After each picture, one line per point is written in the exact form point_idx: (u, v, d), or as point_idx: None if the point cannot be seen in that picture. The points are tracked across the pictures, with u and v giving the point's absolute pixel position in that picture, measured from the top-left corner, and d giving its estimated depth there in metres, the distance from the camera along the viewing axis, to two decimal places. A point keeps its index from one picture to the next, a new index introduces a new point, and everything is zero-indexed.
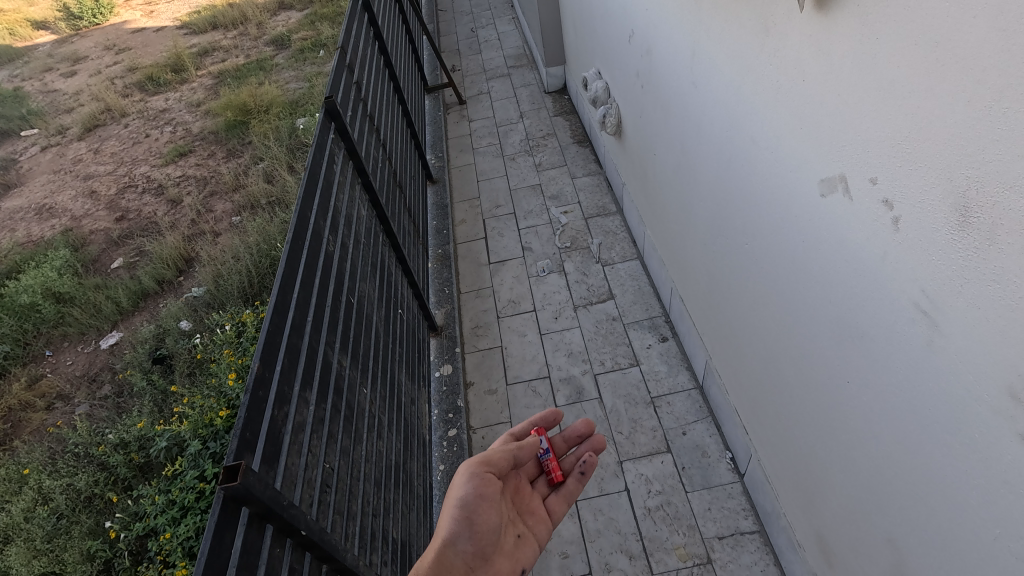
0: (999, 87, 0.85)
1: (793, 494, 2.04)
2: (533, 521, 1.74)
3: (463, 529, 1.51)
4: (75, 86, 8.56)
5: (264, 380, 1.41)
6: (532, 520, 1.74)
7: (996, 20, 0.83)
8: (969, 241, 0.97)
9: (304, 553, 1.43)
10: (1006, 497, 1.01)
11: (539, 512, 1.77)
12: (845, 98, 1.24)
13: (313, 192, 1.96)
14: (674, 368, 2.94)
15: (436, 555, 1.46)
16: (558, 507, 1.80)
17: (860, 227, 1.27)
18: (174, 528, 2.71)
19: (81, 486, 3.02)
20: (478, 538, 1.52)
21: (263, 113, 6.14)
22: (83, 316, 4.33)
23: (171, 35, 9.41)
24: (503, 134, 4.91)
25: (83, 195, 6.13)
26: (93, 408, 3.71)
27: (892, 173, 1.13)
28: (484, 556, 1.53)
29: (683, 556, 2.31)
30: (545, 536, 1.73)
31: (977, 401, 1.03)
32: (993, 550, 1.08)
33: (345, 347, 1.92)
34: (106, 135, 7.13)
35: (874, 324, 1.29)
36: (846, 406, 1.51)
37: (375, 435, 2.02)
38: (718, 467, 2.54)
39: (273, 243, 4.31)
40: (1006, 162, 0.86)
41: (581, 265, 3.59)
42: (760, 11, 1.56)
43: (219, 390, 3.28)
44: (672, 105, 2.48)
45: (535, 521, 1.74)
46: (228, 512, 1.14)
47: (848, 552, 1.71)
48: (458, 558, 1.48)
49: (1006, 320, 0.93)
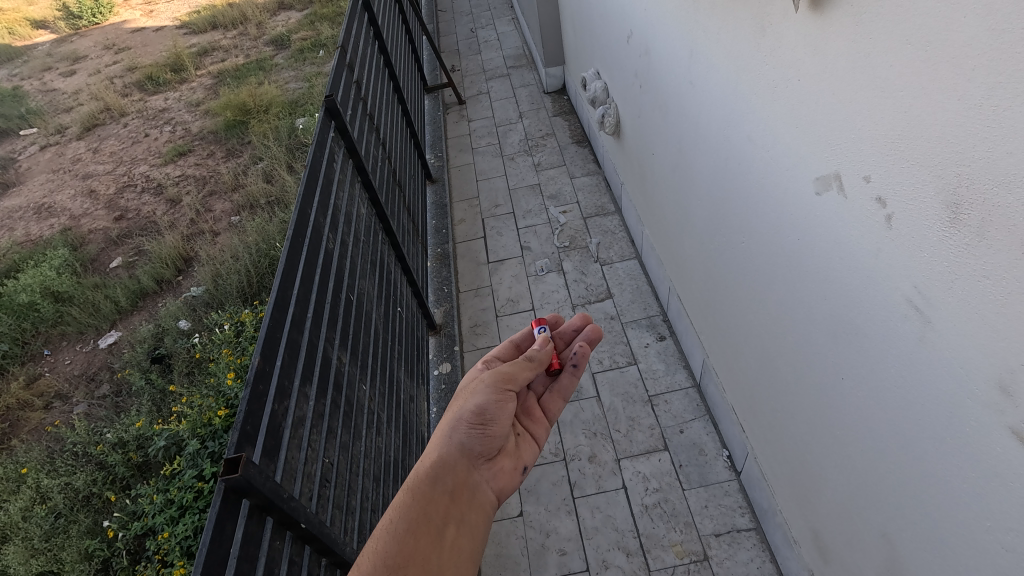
0: (987, 86, 0.87)
1: (789, 490, 2.05)
2: (530, 425, 1.55)
3: (475, 426, 1.28)
4: (74, 85, 8.57)
5: (265, 375, 1.43)
6: (530, 424, 1.55)
7: (986, 19, 0.85)
8: (960, 237, 0.98)
9: (303, 546, 1.45)
10: (995, 490, 1.02)
11: (536, 414, 1.59)
12: (840, 96, 1.25)
13: (313, 189, 1.97)
14: (671, 367, 2.96)
15: (442, 449, 1.21)
16: (553, 404, 1.64)
17: (854, 224, 1.29)
18: (172, 527, 2.71)
19: (79, 485, 3.03)
20: (490, 436, 1.30)
21: (263, 113, 6.15)
22: (81, 315, 4.34)
23: (171, 34, 9.42)
24: (502, 134, 4.93)
25: (82, 194, 6.14)
26: (92, 407, 3.72)
27: (885, 172, 1.14)
28: (492, 453, 1.31)
29: (680, 553, 2.32)
30: (544, 438, 1.55)
31: (967, 395, 1.04)
32: (984, 543, 1.09)
33: (345, 343, 1.93)
34: (105, 135, 7.13)
35: (868, 320, 1.30)
36: (841, 401, 1.52)
37: (374, 431, 2.04)
38: (715, 465, 2.55)
39: (273, 243, 4.32)
40: (996, 159, 0.88)
41: (579, 264, 3.61)
42: (756, 11, 1.57)
43: (218, 389, 3.29)
44: (670, 104, 2.50)
45: (533, 424, 1.56)
46: (229, 504, 1.16)
47: (842, 547, 1.73)
48: (466, 454, 1.24)
49: (996, 315, 0.94)
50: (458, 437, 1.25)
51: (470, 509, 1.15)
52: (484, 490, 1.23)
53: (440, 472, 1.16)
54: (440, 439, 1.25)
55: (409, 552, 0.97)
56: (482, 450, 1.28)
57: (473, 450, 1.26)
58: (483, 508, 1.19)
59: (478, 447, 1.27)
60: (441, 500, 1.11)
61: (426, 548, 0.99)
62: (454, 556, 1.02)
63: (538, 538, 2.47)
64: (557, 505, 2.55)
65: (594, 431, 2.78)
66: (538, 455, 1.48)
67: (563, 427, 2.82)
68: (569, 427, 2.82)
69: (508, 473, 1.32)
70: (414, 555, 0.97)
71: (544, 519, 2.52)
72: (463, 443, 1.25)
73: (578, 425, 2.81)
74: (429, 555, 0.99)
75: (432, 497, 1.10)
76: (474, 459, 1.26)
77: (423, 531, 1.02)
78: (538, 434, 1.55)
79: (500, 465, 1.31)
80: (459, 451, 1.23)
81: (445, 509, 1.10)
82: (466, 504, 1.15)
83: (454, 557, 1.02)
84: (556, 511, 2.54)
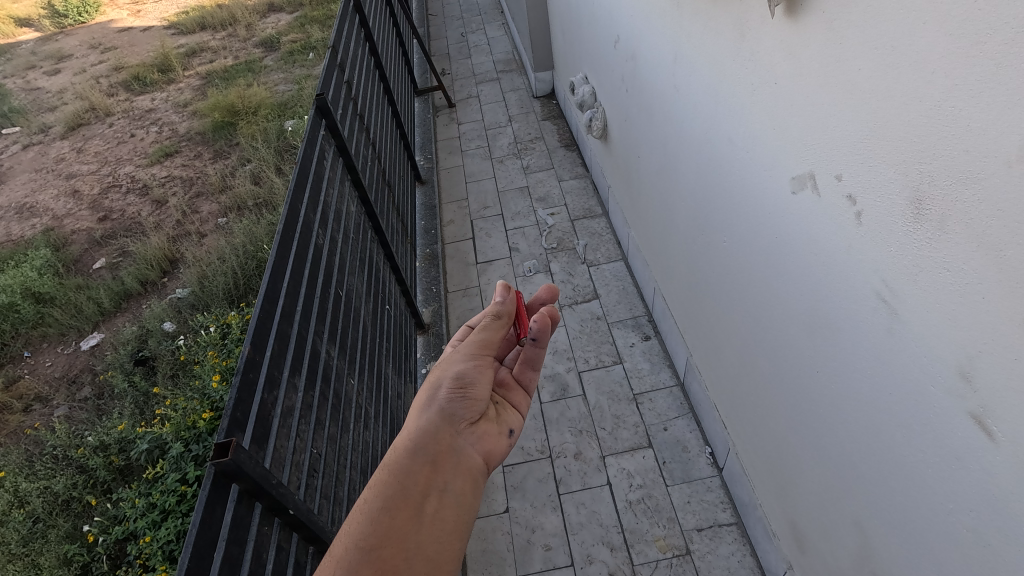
0: (945, 88, 0.92)
1: (768, 485, 2.10)
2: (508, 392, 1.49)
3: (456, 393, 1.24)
4: (59, 84, 8.50)
5: (254, 363, 1.46)
6: (507, 392, 1.48)
7: (944, 24, 0.90)
8: (923, 230, 1.04)
9: (291, 533, 1.48)
10: (956, 472, 1.07)
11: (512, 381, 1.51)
12: (813, 101, 1.31)
13: (304, 185, 2.00)
14: (656, 366, 3.01)
15: (422, 419, 1.17)
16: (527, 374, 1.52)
17: (826, 223, 1.34)
18: (154, 530, 2.69)
19: (59, 489, 2.99)
20: (473, 400, 1.26)
21: (251, 115, 6.14)
22: (63, 317, 4.29)
23: (158, 35, 9.38)
24: (491, 137, 4.98)
25: (65, 194, 6.08)
26: (73, 409, 3.68)
27: (855, 171, 1.20)
28: (475, 418, 1.26)
29: (663, 548, 2.36)
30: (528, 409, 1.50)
31: (931, 383, 1.09)
32: (949, 525, 1.14)
33: (333, 338, 1.95)
34: (90, 134, 7.07)
35: (841, 315, 1.35)
36: (817, 390, 1.56)
37: (361, 425, 2.06)
38: (698, 462, 2.60)
39: (260, 245, 4.32)
40: (954, 156, 0.93)
41: (566, 265, 3.65)
42: (736, 17, 1.63)
43: (203, 391, 3.28)
44: (655, 107, 2.55)
45: (510, 392, 1.48)
46: (219, 487, 1.19)
47: (819, 537, 1.77)
48: (447, 420, 1.20)
49: (957, 303, 0.99)
50: (439, 404, 1.20)
51: (454, 476, 1.11)
52: (468, 454, 1.18)
53: (420, 442, 1.12)
54: (422, 407, 1.20)
55: (385, 532, 0.93)
56: (465, 415, 1.24)
57: (454, 416, 1.22)
58: (472, 472, 1.14)
59: (459, 412, 1.23)
60: (422, 471, 1.07)
61: (403, 526, 0.95)
62: (434, 531, 0.98)
63: (524, 533, 2.50)
64: (543, 502, 2.58)
65: (580, 428, 2.82)
66: (524, 420, 1.43)
67: (550, 425, 2.86)
68: (555, 425, 2.85)
69: (494, 436, 1.26)
70: (388, 535, 0.93)
71: (530, 515, 2.55)
72: (444, 410, 1.20)
73: (564, 423, 2.85)
74: (406, 533, 0.95)
75: (412, 468, 1.05)
76: (457, 425, 1.21)
77: (400, 507, 0.98)
78: (518, 402, 1.47)
79: (484, 429, 1.25)
80: (440, 418, 1.18)
81: (425, 480, 1.05)
82: (450, 471, 1.10)
83: (433, 532, 0.98)
84: (542, 506, 2.57)
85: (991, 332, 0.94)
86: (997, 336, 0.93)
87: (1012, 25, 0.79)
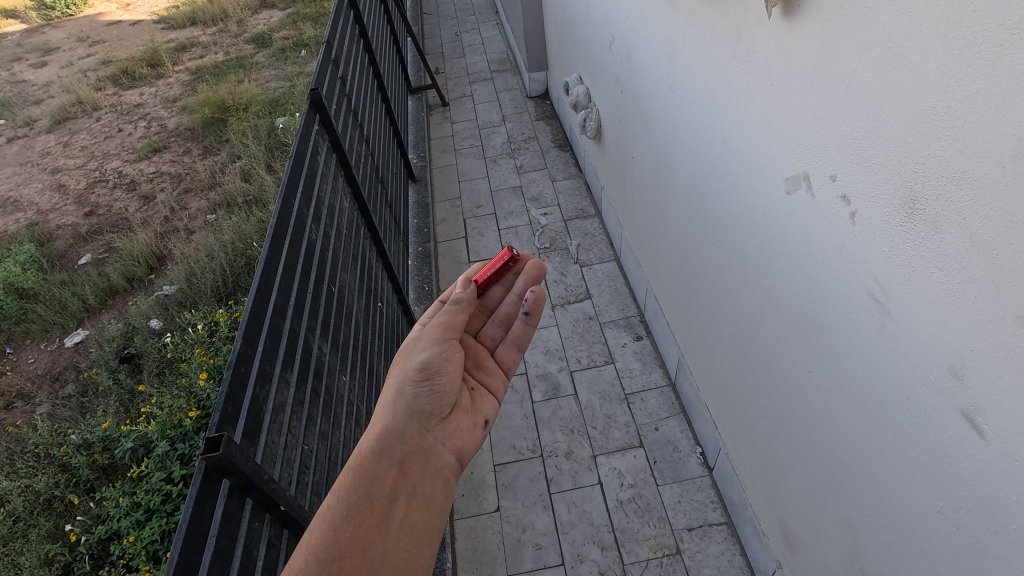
0: (940, 89, 0.93)
1: (759, 485, 2.11)
2: (483, 375, 1.54)
3: (421, 385, 1.25)
4: (46, 77, 8.38)
5: (246, 358, 1.45)
6: (484, 376, 1.54)
7: (938, 27, 0.91)
8: (916, 230, 1.05)
9: (282, 529, 1.47)
10: (946, 470, 1.09)
11: (489, 364, 1.58)
12: (808, 101, 1.32)
13: (297, 179, 1.99)
14: (647, 366, 3.02)
15: (387, 419, 1.18)
16: (507, 356, 1.62)
17: (820, 222, 1.35)
18: (138, 531, 2.65)
19: (40, 488, 2.93)
20: (440, 393, 1.28)
21: (242, 111, 6.08)
22: (47, 312, 4.22)
23: (148, 29, 9.27)
24: (484, 137, 4.97)
25: (51, 189, 5.98)
26: (55, 407, 3.62)
27: (849, 172, 1.21)
28: (443, 412, 1.28)
29: (654, 547, 2.36)
30: (504, 392, 1.56)
31: (923, 383, 1.10)
32: (939, 525, 1.14)
33: (326, 334, 1.94)
34: (76, 128, 6.97)
35: (833, 316, 1.36)
36: (807, 391, 1.58)
37: (353, 422, 2.05)
38: (689, 462, 2.61)
39: (250, 242, 4.27)
40: (948, 157, 0.94)
41: (559, 265, 3.66)
42: (731, 19, 1.64)
43: (190, 390, 3.23)
44: (649, 106, 2.56)
45: (486, 375, 1.54)
46: (209, 482, 1.18)
47: (808, 536, 1.78)
48: (415, 417, 1.21)
49: (949, 302, 1.00)
50: (405, 402, 1.22)
51: (423, 478, 1.13)
52: (438, 453, 1.21)
53: (386, 443, 1.13)
54: (388, 405, 1.21)
55: (349, 541, 0.93)
56: (434, 411, 1.26)
57: (422, 413, 1.23)
58: (440, 470, 1.17)
59: (428, 408, 1.24)
60: (387, 475, 1.08)
61: (368, 534, 0.96)
62: (401, 536, 0.99)
63: (514, 533, 2.49)
64: (533, 501, 2.58)
65: (571, 428, 2.82)
66: (498, 408, 1.48)
67: (541, 424, 2.86)
68: (547, 423, 2.85)
69: (465, 431, 1.30)
70: (354, 543, 0.93)
71: (521, 514, 2.55)
72: (411, 406, 1.22)
73: (555, 423, 2.85)
74: (372, 540, 0.95)
75: (377, 473, 1.06)
76: (426, 422, 1.23)
77: (365, 514, 0.98)
78: (494, 387, 1.54)
79: (455, 424, 1.28)
80: (407, 417, 1.20)
81: (392, 484, 1.07)
82: (417, 474, 1.13)
83: (401, 537, 0.99)
84: (533, 505, 2.57)
85: (982, 331, 0.95)
86: (988, 334, 0.94)
87: (1006, 26, 0.80)
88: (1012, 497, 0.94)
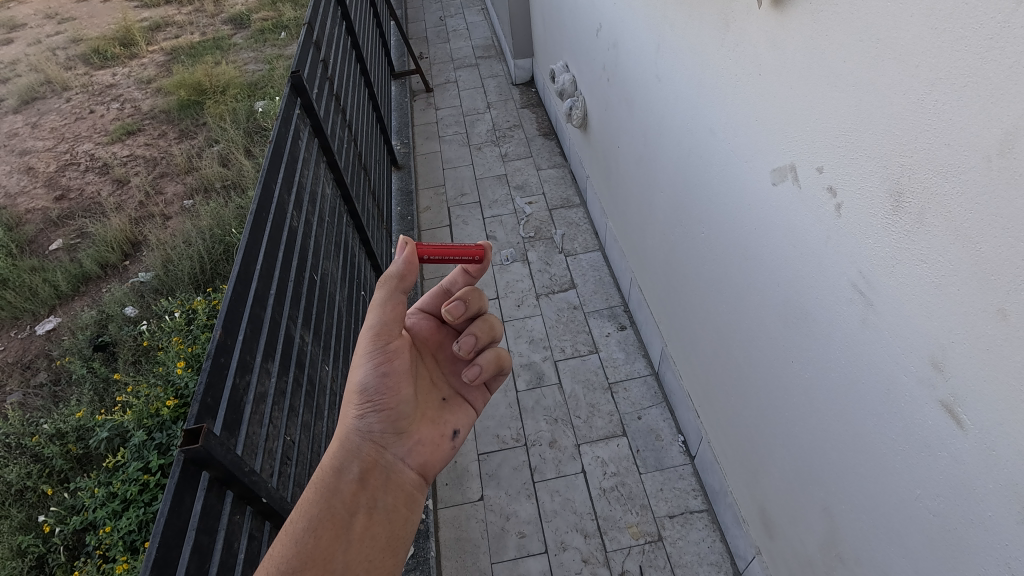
0: (929, 82, 0.93)
1: (740, 473, 2.14)
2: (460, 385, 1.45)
3: (378, 402, 1.18)
4: (10, 55, 8.03)
5: (226, 347, 1.41)
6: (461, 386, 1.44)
7: (930, 19, 0.91)
8: (901, 222, 1.05)
9: (264, 521, 1.46)
10: (921, 458, 1.12)
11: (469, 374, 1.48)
12: (797, 93, 1.32)
13: (277, 164, 1.94)
14: (630, 356, 3.04)
15: (342, 434, 1.15)
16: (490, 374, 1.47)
17: (806, 213, 1.36)
18: (115, 521, 2.60)
19: (12, 478, 2.84)
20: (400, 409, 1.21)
21: (219, 94, 5.92)
22: (17, 299, 4.07)
23: (121, 7, 8.96)
24: (469, 124, 4.91)
25: (19, 171, 5.77)
26: (27, 396, 3.51)
27: (837, 163, 1.21)
28: (405, 425, 1.23)
29: (636, 535, 2.39)
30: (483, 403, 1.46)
31: (903, 373, 1.12)
32: (917, 512, 1.16)
33: (308, 323, 1.90)
34: (45, 109, 6.71)
35: (819, 310, 1.37)
36: (790, 382, 1.60)
37: (336, 411, 2.03)
38: (671, 450, 2.64)
39: (228, 228, 4.18)
40: (935, 150, 0.95)
41: (544, 254, 3.65)
42: (719, 7, 1.63)
43: (167, 378, 3.16)
44: (636, 96, 2.54)
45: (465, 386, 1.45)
46: (189, 474, 1.15)
47: (787, 522, 1.81)
48: (374, 434, 1.18)
49: (936, 292, 1.01)
50: (361, 418, 1.17)
51: (384, 491, 1.14)
52: (401, 467, 1.19)
53: (344, 460, 1.12)
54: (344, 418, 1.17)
55: (310, 554, 0.97)
56: (395, 425, 1.21)
57: (382, 427, 1.19)
58: (401, 485, 1.17)
59: (388, 424, 1.20)
60: (349, 488, 1.09)
61: (328, 547, 1.00)
62: (362, 548, 1.03)
63: (498, 521, 2.50)
64: (517, 489, 2.59)
65: (555, 417, 2.83)
66: (473, 418, 1.41)
67: (525, 413, 2.86)
68: (531, 413, 2.86)
69: (432, 445, 1.27)
70: (315, 555, 0.98)
71: (505, 502, 2.56)
72: (368, 422, 1.18)
73: (540, 412, 2.86)
74: (332, 553, 1.00)
75: (337, 489, 1.07)
76: (386, 437, 1.20)
77: (326, 527, 1.02)
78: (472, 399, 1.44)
79: (419, 439, 1.25)
80: (364, 433, 1.16)
81: (354, 497, 1.09)
82: (378, 487, 1.13)
83: (361, 549, 1.03)
84: (516, 494, 2.57)
85: (963, 323, 0.96)
86: (970, 326, 0.95)
87: (997, 19, 0.79)
88: (989, 485, 0.96)
